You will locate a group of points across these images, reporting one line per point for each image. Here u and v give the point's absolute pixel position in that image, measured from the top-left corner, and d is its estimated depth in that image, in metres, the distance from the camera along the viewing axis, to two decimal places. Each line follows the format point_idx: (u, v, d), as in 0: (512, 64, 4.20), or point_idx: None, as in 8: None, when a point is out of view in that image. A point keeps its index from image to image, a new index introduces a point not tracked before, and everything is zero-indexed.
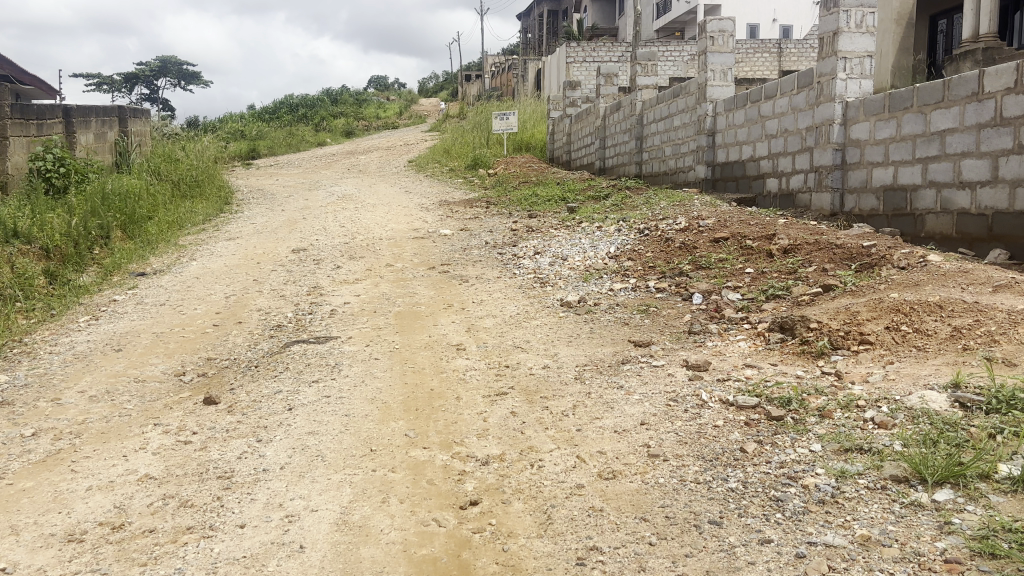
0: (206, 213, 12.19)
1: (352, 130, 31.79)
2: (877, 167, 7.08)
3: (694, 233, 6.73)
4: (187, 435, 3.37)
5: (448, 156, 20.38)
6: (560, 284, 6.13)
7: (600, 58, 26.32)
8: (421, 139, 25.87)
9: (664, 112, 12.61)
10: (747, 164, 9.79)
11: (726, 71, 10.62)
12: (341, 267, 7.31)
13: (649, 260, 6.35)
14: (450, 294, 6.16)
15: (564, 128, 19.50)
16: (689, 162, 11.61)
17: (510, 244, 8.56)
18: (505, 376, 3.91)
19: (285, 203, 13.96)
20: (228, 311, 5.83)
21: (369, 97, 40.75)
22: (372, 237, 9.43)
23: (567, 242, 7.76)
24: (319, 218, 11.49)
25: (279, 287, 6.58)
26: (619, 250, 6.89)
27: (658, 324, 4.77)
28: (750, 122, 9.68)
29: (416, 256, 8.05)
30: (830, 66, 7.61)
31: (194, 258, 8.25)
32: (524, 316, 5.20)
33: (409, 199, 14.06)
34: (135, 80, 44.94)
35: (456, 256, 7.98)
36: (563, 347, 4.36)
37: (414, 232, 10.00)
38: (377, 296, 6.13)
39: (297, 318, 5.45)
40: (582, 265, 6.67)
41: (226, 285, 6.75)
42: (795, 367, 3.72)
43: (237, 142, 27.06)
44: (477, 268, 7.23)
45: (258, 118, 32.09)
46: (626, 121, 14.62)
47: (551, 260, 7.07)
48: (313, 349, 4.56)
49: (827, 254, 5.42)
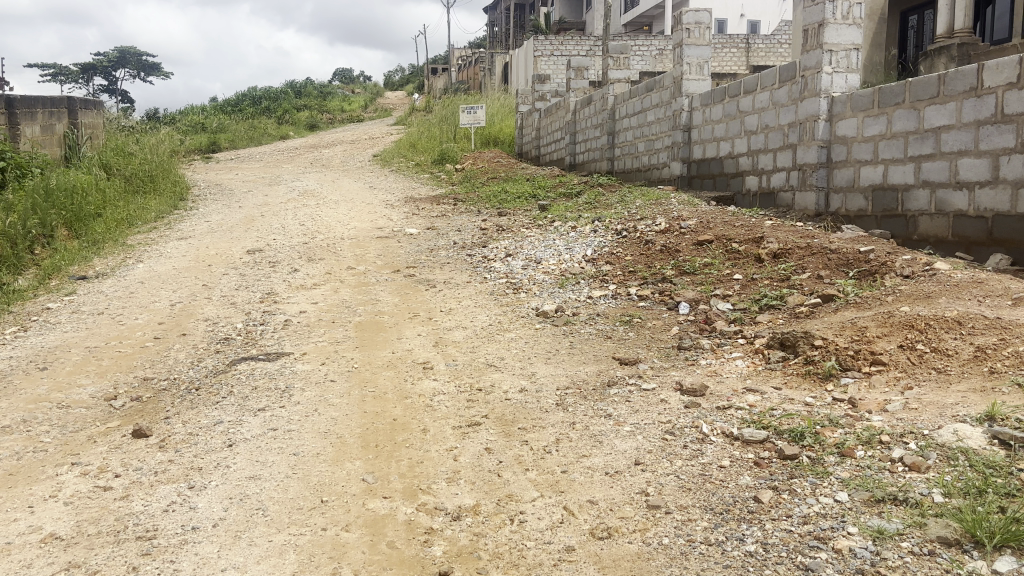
0: (159, 210, 11.56)
1: (316, 124, 31.07)
2: (866, 166, 6.77)
3: (676, 235, 6.34)
4: (108, 479, 2.86)
5: (414, 151, 19.87)
6: (535, 291, 5.70)
7: (568, 51, 25.95)
8: (387, 133, 25.31)
9: (637, 107, 12.25)
10: (725, 161, 9.45)
11: (703, 64, 10.26)
12: (298, 270, 6.82)
13: (629, 264, 5.96)
14: (416, 302, 5.71)
15: (533, 122, 19.09)
16: (663, 158, 11.25)
17: (479, 245, 8.12)
18: (477, 401, 3.48)
19: (244, 199, 13.36)
20: (172, 321, 5.31)
21: (333, 89, 39.98)
22: (334, 236, 8.94)
23: (540, 244, 7.33)
24: (279, 215, 10.94)
25: (230, 292, 6.08)
26: (597, 252, 6.48)
27: (644, 337, 4.36)
28: (728, 117, 9.34)
29: (379, 258, 7.58)
30: (815, 60, 7.29)
31: (141, 260, 7.69)
32: (497, 328, 4.76)
33: (374, 195, 13.54)
34: (91, 71, 43.61)
35: (423, 258, 7.53)
36: (541, 365, 3.94)
37: (378, 230, 9.51)
38: (336, 304, 5.66)
39: (247, 330, 4.96)
40: (558, 269, 6.25)
41: (172, 291, 6.23)
42: (802, 393, 3.34)
43: (196, 135, 26.23)
44: (445, 271, 6.78)
45: (220, 110, 31.23)
46: (597, 116, 14.24)
47: (523, 263, 6.64)
48: (263, 368, 4.08)
49: (822, 260, 5.07)
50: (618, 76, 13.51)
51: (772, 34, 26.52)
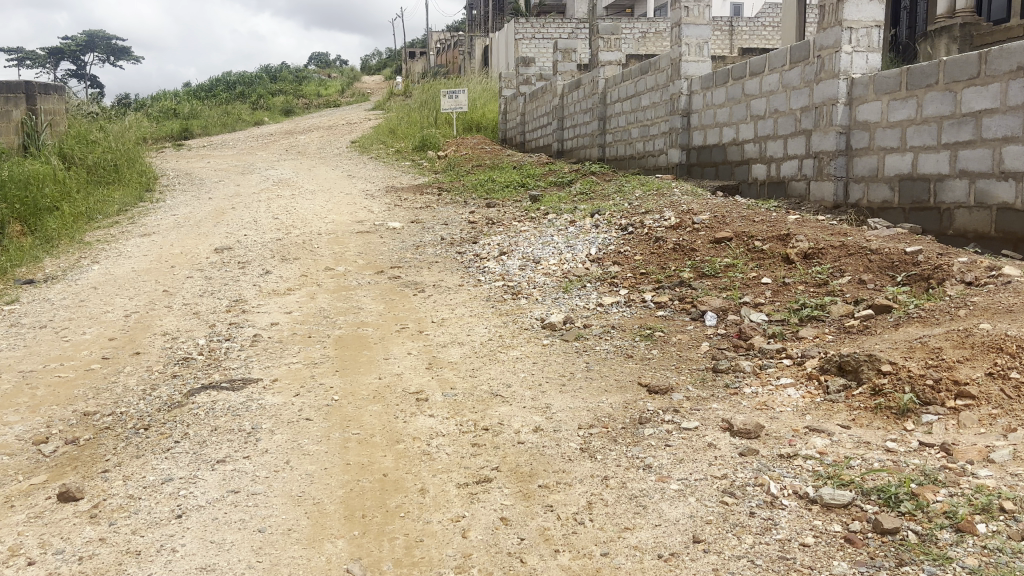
0: (123, 202, 10.83)
1: (292, 109, 30.19)
2: (891, 154, 6.22)
3: (689, 231, 5.76)
4: (18, 568, 2.23)
5: (394, 137, 19.16)
6: (537, 297, 5.09)
7: (549, 34, 25.28)
8: (366, 118, 24.55)
9: (630, 91, 11.65)
10: (729, 148, 8.89)
11: (702, 45, 9.67)
12: (271, 272, 6.19)
13: (640, 265, 5.37)
14: (403, 310, 5.09)
15: (517, 107, 18.44)
16: (659, 145, 10.66)
17: (469, 241, 7.50)
18: (484, 446, 2.88)
19: (215, 190, 12.63)
20: (125, 336, 4.65)
21: (309, 74, 39.03)
22: (310, 231, 8.28)
23: (537, 241, 6.72)
24: (252, 207, 10.26)
25: (193, 300, 5.42)
26: (602, 251, 5.89)
27: (670, 356, 3.77)
28: (732, 101, 8.76)
29: (360, 256, 6.95)
30: (833, 38, 6.71)
31: (97, 259, 7.00)
32: (498, 344, 4.15)
33: (352, 184, 12.86)
34: (59, 55, 42.28)
35: (407, 257, 6.91)
36: (556, 396, 3.34)
37: (358, 224, 8.85)
38: (313, 313, 5.04)
39: (210, 349, 4.32)
40: (559, 271, 5.64)
41: (128, 298, 5.55)
42: (877, 434, 2.76)
43: (167, 122, 25.31)
44: (434, 273, 6.16)
45: (192, 95, 30.26)
46: (587, 100, 13.62)
47: (519, 265, 6.03)
48: (226, 401, 3.45)
49: (862, 262, 4.50)
50: (609, 58, 12.91)
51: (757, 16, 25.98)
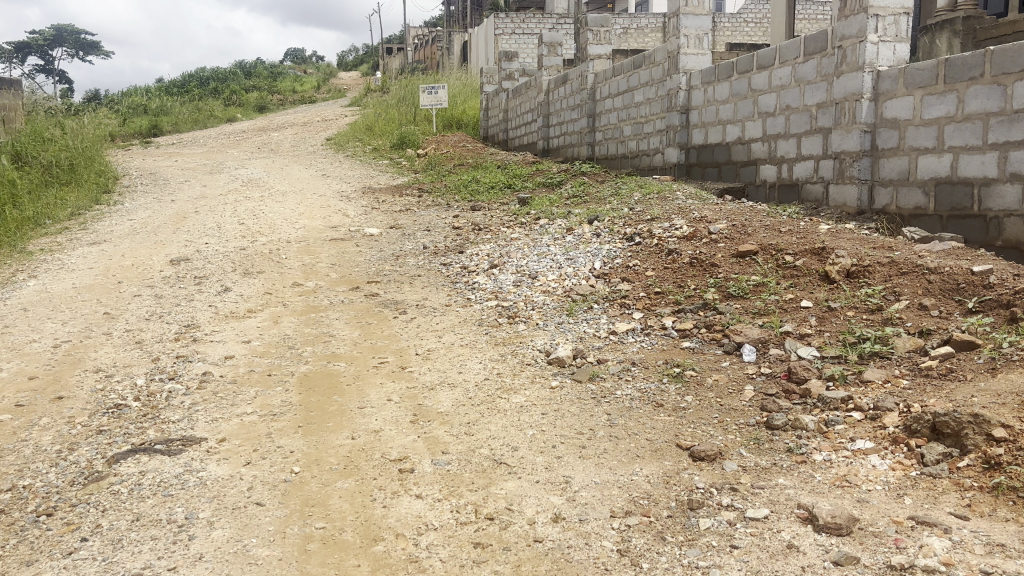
0: (78, 206, 10.00)
1: (266, 105, 29.29)
2: (925, 155, 5.59)
3: (706, 242, 5.09)
4: None
5: (371, 135, 18.40)
6: (537, 322, 4.41)
7: (530, 29, 24.60)
8: (342, 114, 23.77)
9: (622, 86, 10.99)
10: (733, 147, 8.28)
11: (701, 37, 9.02)
12: (230, 290, 5.45)
13: (654, 283, 4.69)
14: (380, 337, 4.38)
15: (499, 104, 17.75)
16: (655, 144, 10.02)
17: (454, 250, 6.81)
18: (490, 548, 2.17)
19: (179, 191, 11.81)
20: (49, 372, 3.90)
21: (284, 70, 38.07)
22: (279, 239, 7.54)
23: (531, 252, 6.04)
24: (217, 211, 9.50)
25: (138, 324, 4.68)
26: (607, 264, 5.21)
27: (710, 405, 3.10)
28: (737, 97, 8.12)
29: (332, 269, 6.23)
30: (856, 27, 6.06)
31: (36, 272, 6.22)
32: (496, 385, 3.45)
33: (326, 185, 12.09)
34: (25, 49, 40.94)
35: (386, 271, 6.20)
36: (576, 464, 2.65)
37: (332, 230, 8.11)
38: (276, 342, 4.31)
39: (149, 392, 3.59)
40: (559, 289, 4.96)
41: (61, 321, 4.79)
42: (1010, 530, 2.07)
43: (135, 119, 24.33)
44: (417, 290, 5.46)
45: (162, 91, 29.23)
46: (574, 96, 12.93)
47: (513, 280, 5.33)
48: (157, 471, 2.72)
49: (919, 283, 3.84)
50: (598, 51, 12.13)
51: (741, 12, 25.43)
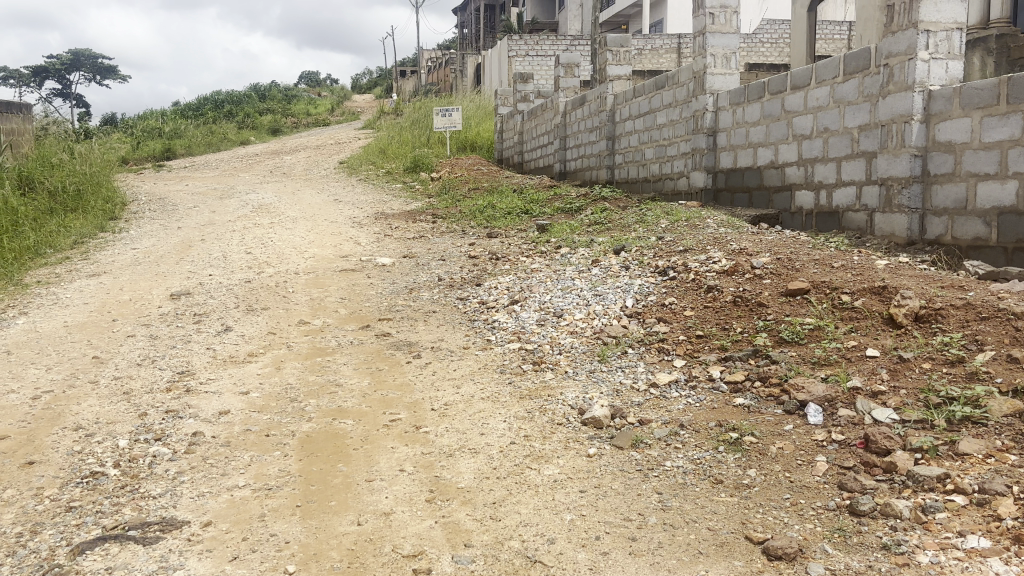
0: (81, 234, 9.67)
1: (280, 128, 29.14)
2: (986, 181, 5.16)
3: (750, 279, 4.65)
4: None
5: (385, 158, 18.08)
6: (566, 369, 3.96)
7: (544, 51, 24.37)
8: (356, 137, 23.52)
9: (644, 107, 10.60)
10: (765, 172, 7.85)
11: (729, 56, 8.67)
12: (231, 330, 5.03)
13: (696, 325, 4.25)
14: (391, 387, 3.94)
15: (515, 126, 17.39)
16: (679, 167, 9.60)
17: (471, 283, 6.39)
18: None
19: (188, 217, 11.48)
20: (22, 430, 3.48)
21: (299, 93, 38.03)
22: (287, 270, 7.15)
23: (554, 285, 5.60)
24: (225, 239, 9.13)
25: (128, 371, 4.25)
26: (640, 301, 4.77)
27: (779, 483, 2.64)
28: (770, 118, 7.71)
29: (341, 305, 5.82)
30: (905, 43, 5.64)
31: (28, 308, 5.83)
32: (525, 451, 3.01)
33: (338, 210, 11.73)
34: (42, 73, 41.11)
35: (399, 307, 5.77)
36: (626, 565, 2.20)
37: (344, 260, 7.71)
38: (277, 392, 3.89)
39: (130, 456, 3.16)
40: (588, 329, 4.52)
41: (45, 366, 4.39)
42: None
43: (148, 142, 24.17)
44: (433, 329, 5.03)
45: (176, 114, 29.12)
46: (593, 118, 12.54)
47: (536, 318, 4.89)
48: (126, 569, 2.29)
49: (1004, 330, 3.37)
50: (617, 72, 11.73)
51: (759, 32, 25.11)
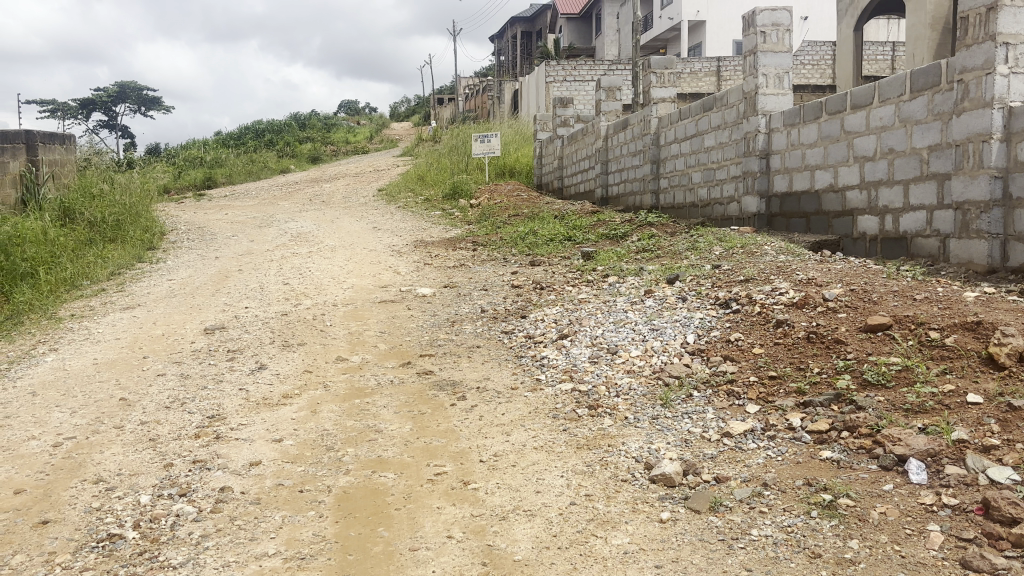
0: (119, 266, 9.57)
1: (319, 156, 29.28)
2: None
3: (823, 313, 4.28)
4: None
5: (423, 185, 17.94)
6: (627, 414, 3.63)
7: (581, 76, 24.19)
8: (394, 164, 23.48)
9: (691, 129, 10.28)
10: (824, 196, 7.46)
11: (781, 75, 8.34)
12: (265, 368, 4.76)
13: (767, 366, 3.89)
14: (434, 434, 3.62)
15: (554, 151, 17.15)
16: (730, 191, 9.24)
17: (516, 315, 6.07)
18: None
19: (226, 247, 11.36)
20: (39, 484, 3.23)
21: (338, 121, 38.32)
22: (324, 302, 6.90)
23: (605, 318, 5.25)
24: (262, 269, 8.94)
25: (156, 416, 4.00)
26: (702, 337, 4.42)
27: (889, 560, 2.27)
28: (828, 140, 7.34)
29: (380, 339, 5.53)
30: (982, 57, 5.26)
31: (59, 345, 5.64)
32: (587, 515, 2.67)
33: (377, 239, 11.53)
34: (89, 105, 42.02)
35: (440, 342, 5.47)
36: None
37: (382, 291, 7.45)
38: (312, 440, 3.60)
39: (151, 515, 2.89)
40: (647, 368, 4.19)
41: (69, 409, 4.15)
42: None
43: (190, 171, 24.38)
44: (478, 367, 4.71)
45: (218, 143, 29.43)
46: (636, 142, 12.23)
47: (589, 354, 4.55)
48: None
49: None
50: (661, 94, 11.40)
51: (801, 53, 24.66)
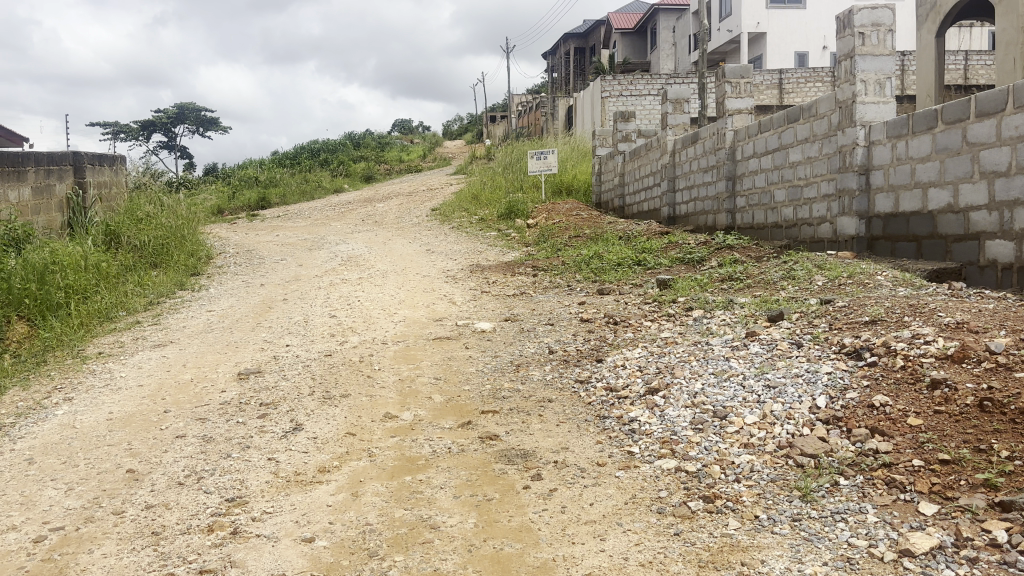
0: (159, 295, 9.02)
1: (373, 175, 28.89)
2: None
3: (994, 371, 3.37)
4: None
5: (477, 204, 17.25)
6: (758, 513, 2.82)
7: (638, 91, 23.35)
8: (448, 183, 22.90)
9: (774, 143, 9.39)
10: (940, 217, 6.51)
11: (883, 81, 7.40)
12: (300, 430, 4.03)
13: (934, 445, 3.00)
14: (506, 534, 2.82)
15: (614, 167, 16.32)
16: (821, 211, 8.32)
17: (591, 357, 5.25)
18: None
19: (273, 272, 10.77)
20: None
21: (391, 140, 38.05)
22: (372, 340, 6.17)
23: (702, 367, 4.41)
24: (308, 298, 8.29)
25: (166, 498, 3.28)
26: (835, 399, 3.55)
27: None
28: (946, 153, 6.41)
29: (435, 390, 4.76)
30: None
31: (74, 394, 4.99)
32: None
33: (431, 262, 10.83)
34: (149, 127, 42.59)
35: (504, 392, 4.68)
36: None
37: (437, 325, 6.70)
38: (351, 540, 2.83)
39: None
40: (769, 443, 3.36)
41: (66, 484, 3.46)
42: None
43: (245, 192, 24.11)
44: (553, 430, 3.91)
45: (273, 163, 29.30)
46: (708, 157, 11.36)
47: (690, 419, 3.72)
48: None
49: None
50: (737, 105, 10.49)
51: None
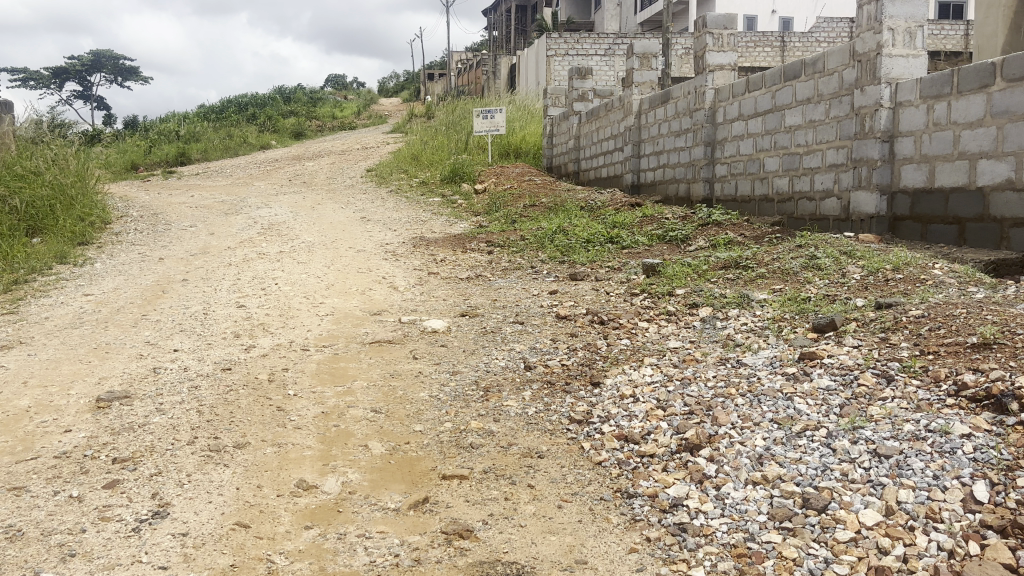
0: (29, 272, 7.34)
1: (304, 132, 26.88)
2: None
3: None
4: None
5: (416, 165, 15.70)
6: None
7: (585, 50, 21.93)
8: (386, 141, 21.23)
9: (766, 104, 8.13)
10: (993, 195, 5.38)
11: (915, 30, 6.15)
12: (160, 522, 2.61)
13: None
14: None
15: (569, 129, 14.93)
16: (825, 184, 7.13)
17: (583, 379, 3.91)
18: None
19: (178, 242, 9.11)
20: None
21: (326, 95, 35.85)
22: (288, 345, 4.71)
23: (755, 410, 3.12)
24: (214, 280, 6.74)
25: None
26: (1001, 487, 2.28)
27: None
28: (1005, 116, 5.24)
29: (372, 434, 3.37)
30: None
31: None
32: None
33: (366, 234, 9.31)
34: (63, 75, 39.26)
35: (472, 437, 3.31)
36: None
37: (373, 322, 5.27)
38: None
39: None
40: (920, 571, 2.08)
41: None
42: None
43: (162, 146, 21.90)
44: (553, 519, 2.58)
45: (197, 117, 26.98)
46: (682, 119, 10.07)
47: (770, 510, 2.43)
48: None
49: None
50: (719, 60, 9.18)
51: (815, 34, 22.63)
